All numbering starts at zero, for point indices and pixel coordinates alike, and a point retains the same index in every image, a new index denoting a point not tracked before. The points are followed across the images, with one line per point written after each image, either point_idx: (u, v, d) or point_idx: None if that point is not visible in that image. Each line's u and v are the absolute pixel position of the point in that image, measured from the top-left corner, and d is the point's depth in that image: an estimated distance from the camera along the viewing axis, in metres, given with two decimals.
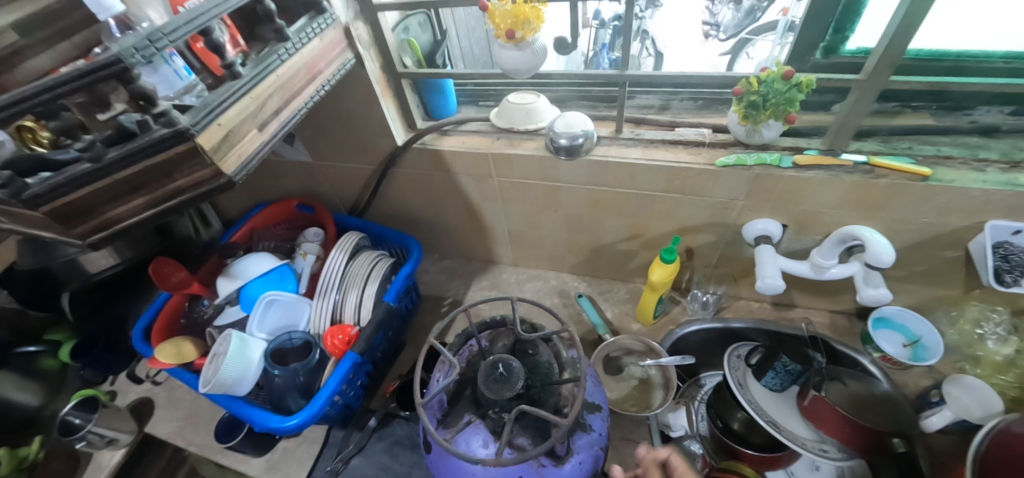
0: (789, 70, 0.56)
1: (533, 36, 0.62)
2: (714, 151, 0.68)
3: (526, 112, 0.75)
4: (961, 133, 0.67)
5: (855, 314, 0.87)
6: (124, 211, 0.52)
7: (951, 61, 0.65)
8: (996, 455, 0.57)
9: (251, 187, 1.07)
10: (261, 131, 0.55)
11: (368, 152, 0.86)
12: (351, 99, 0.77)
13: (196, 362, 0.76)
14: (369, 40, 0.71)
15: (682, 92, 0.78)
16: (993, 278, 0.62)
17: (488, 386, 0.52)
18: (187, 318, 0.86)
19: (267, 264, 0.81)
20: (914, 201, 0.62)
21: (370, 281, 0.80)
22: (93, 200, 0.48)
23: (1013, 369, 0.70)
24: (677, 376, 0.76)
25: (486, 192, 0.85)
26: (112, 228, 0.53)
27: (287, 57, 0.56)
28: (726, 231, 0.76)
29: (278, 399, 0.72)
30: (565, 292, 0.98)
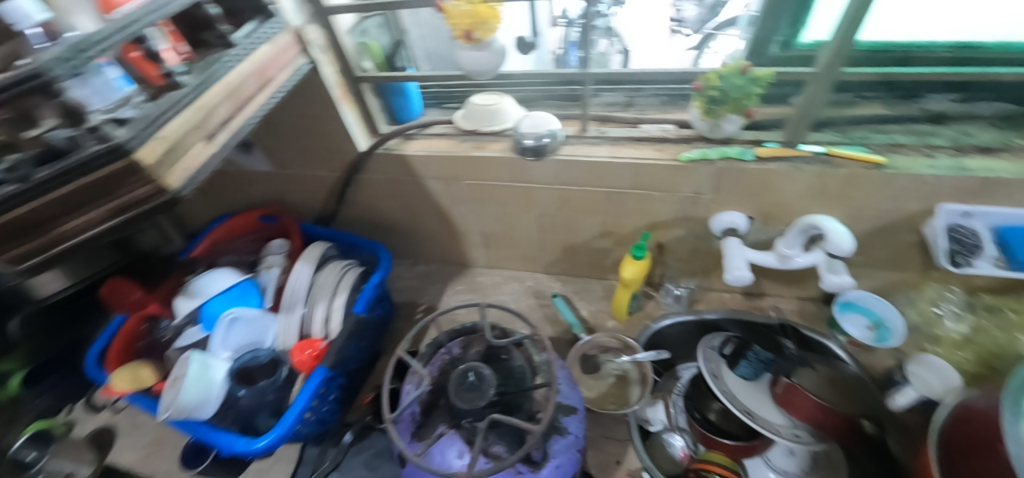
0: (744, 66, 0.57)
1: (491, 37, 0.61)
2: (679, 146, 0.69)
3: (491, 113, 0.74)
4: (912, 121, 0.70)
5: (822, 299, 0.89)
6: (62, 233, 0.46)
7: (900, 52, 0.67)
8: (958, 430, 0.58)
9: (211, 199, 1.03)
10: (208, 142, 0.52)
11: (331, 159, 0.84)
12: (309, 105, 0.74)
13: (154, 387, 0.72)
14: (324, 44, 0.69)
15: (646, 88, 0.79)
16: (946, 260, 0.64)
17: (461, 396, 0.51)
18: (145, 339, 0.80)
19: (229, 279, 0.78)
20: (870, 188, 0.64)
21: (339, 292, 0.77)
22: (35, 217, 0.43)
23: (969, 345, 0.73)
24: (653, 371, 0.76)
25: (455, 195, 0.84)
26: (52, 250, 0.47)
27: (234, 64, 0.54)
28: (694, 225, 0.77)
29: (246, 420, 0.69)
30: (541, 292, 0.97)
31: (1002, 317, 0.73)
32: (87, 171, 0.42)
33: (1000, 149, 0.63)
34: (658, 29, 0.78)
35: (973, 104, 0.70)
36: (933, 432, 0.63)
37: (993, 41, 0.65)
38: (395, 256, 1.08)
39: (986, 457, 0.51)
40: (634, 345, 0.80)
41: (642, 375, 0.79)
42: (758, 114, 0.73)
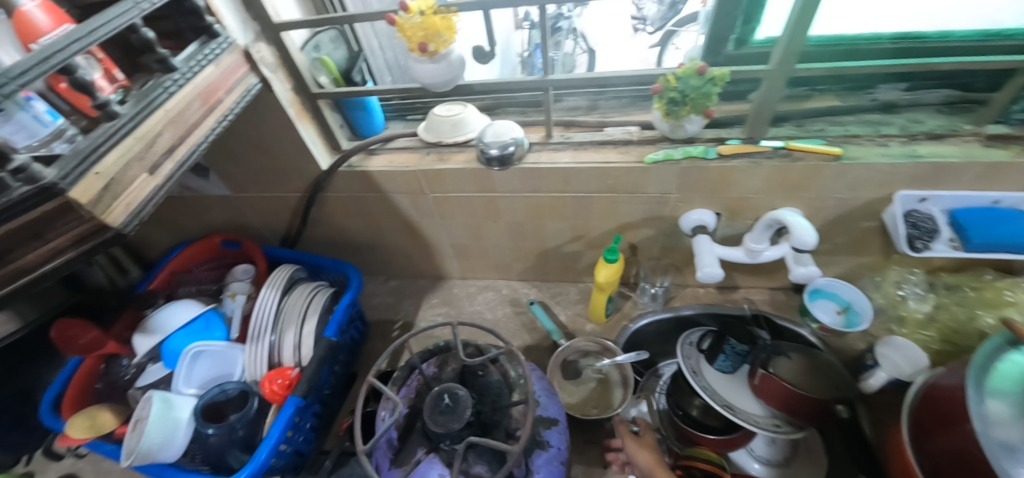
0: (702, 66, 0.57)
1: (446, 48, 0.60)
2: (643, 148, 0.69)
3: (453, 124, 0.74)
4: (864, 111, 0.72)
5: (792, 288, 0.91)
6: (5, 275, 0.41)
7: (848, 45, 0.70)
8: (925, 406, 0.59)
9: (169, 226, 0.98)
10: (151, 174, 0.49)
11: (293, 179, 0.81)
12: (265, 125, 0.71)
13: (117, 431, 0.67)
14: (275, 62, 0.67)
15: (607, 91, 0.79)
16: (905, 245, 0.66)
17: (434, 420, 0.49)
18: (102, 380, 0.76)
19: (190, 312, 0.74)
20: (828, 179, 0.65)
21: (308, 316, 0.75)
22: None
23: (933, 324, 0.75)
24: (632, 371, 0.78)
25: (422, 209, 0.82)
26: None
27: (176, 89, 0.50)
28: (663, 224, 0.78)
29: (216, 459, 0.66)
30: (516, 300, 0.96)
31: (960, 294, 0.76)
32: (16, 215, 0.37)
33: (948, 134, 0.66)
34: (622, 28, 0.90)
35: (919, 93, 0.73)
36: (905, 410, 0.64)
37: (932, 31, 0.67)
38: (368, 272, 1.06)
39: (952, 436, 0.52)
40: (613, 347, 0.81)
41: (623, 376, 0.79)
42: (717, 112, 0.74)
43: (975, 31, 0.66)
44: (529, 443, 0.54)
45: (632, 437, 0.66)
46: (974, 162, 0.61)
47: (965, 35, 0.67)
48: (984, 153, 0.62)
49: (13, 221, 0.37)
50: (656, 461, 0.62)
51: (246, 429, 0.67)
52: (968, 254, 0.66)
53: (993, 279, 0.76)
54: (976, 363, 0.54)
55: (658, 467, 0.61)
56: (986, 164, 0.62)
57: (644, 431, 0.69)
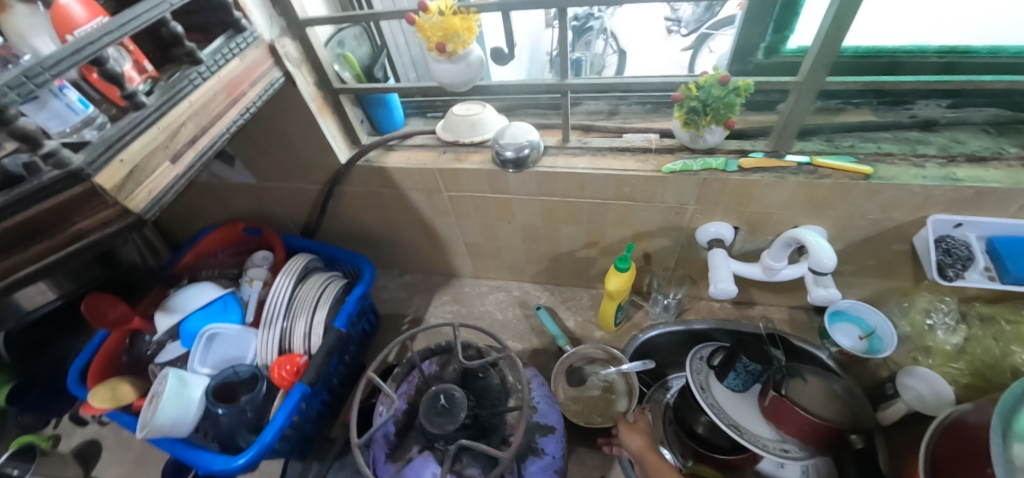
0: (724, 76, 0.55)
1: (465, 49, 0.60)
2: (661, 157, 0.67)
3: (471, 124, 0.73)
4: (901, 128, 0.68)
5: (813, 308, 0.88)
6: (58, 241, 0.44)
7: (888, 58, 0.66)
8: (951, 445, 0.56)
9: (195, 211, 1.02)
10: (173, 163, 0.51)
11: (312, 171, 0.83)
12: (287, 118, 0.73)
13: (135, 403, 0.71)
14: (299, 57, 0.68)
15: (630, 96, 0.77)
16: (936, 272, 0.62)
17: (430, 420, 0.49)
18: (128, 354, 0.80)
19: (210, 294, 0.77)
20: (857, 200, 0.62)
21: (319, 306, 0.76)
22: (35, 223, 0.42)
23: (963, 357, 0.72)
24: (637, 381, 0.76)
25: (437, 207, 0.83)
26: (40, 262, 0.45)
27: (201, 81, 0.52)
28: (680, 235, 0.76)
29: (226, 439, 0.68)
30: (526, 302, 0.96)
31: (995, 327, 0.71)
32: (47, 195, 0.40)
33: (991, 158, 0.62)
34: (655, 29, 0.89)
35: (964, 111, 0.69)
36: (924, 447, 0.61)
37: (982, 45, 0.64)
38: (382, 265, 1.07)
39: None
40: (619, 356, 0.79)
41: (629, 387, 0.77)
42: (743, 123, 0.71)
43: None
44: (523, 448, 0.55)
45: (623, 422, 0.66)
46: (1019, 189, 0.57)
47: (1017, 51, 0.63)
48: None
49: (42, 204, 0.40)
50: (645, 446, 0.62)
51: (254, 412, 0.69)
52: (1006, 286, 0.62)
53: None
54: (1005, 405, 0.50)
55: (647, 452, 0.61)
56: None
57: (638, 417, 0.69)
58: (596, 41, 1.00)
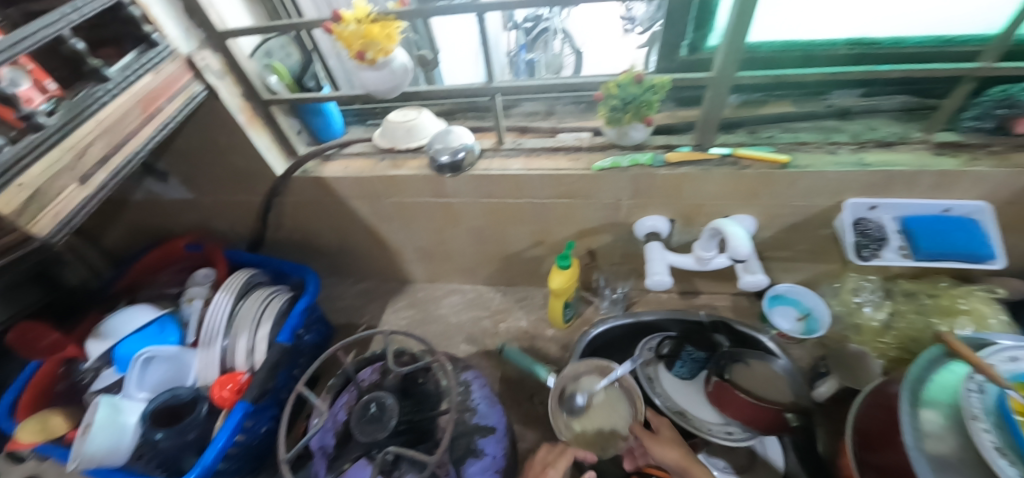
0: (639, 74, 0.57)
1: (387, 57, 0.60)
2: (593, 155, 0.68)
3: (407, 130, 0.73)
4: (819, 118, 0.71)
5: (755, 294, 0.91)
6: None
7: (802, 51, 0.69)
8: (874, 415, 0.59)
9: (135, 230, 0.98)
10: (82, 184, 0.49)
11: (251, 185, 0.81)
12: (216, 131, 0.71)
13: (67, 435, 0.69)
14: (222, 68, 0.67)
15: (564, 96, 0.79)
16: (852, 252, 0.65)
17: (361, 429, 0.49)
18: (63, 382, 0.75)
19: (145, 316, 0.75)
20: (779, 188, 0.65)
21: (262, 321, 0.75)
22: None
23: (890, 332, 0.75)
24: (632, 385, 0.71)
25: (381, 213, 0.82)
26: None
27: (110, 99, 0.50)
28: (621, 230, 0.77)
29: (170, 464, 0.66)
30: (481, 304, 0.97)
31: (918, 302, 0.76)
32: None
33: (898, 142, 0.65)
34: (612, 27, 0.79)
35: (877, 99, 0.72)
36: (852, 420, 0.64)
37: (886, 37, 0.67)
38: (336, 275, 1.06)
39: (891, 450, 0.52)
40: (604, 363, 0.73)
41: (628, 393, 0.71)
42: (671, 118, 0.73)
43: (930, 37, 0.66)
44: (461, 451, 0.55)
45: (648, 436, 0.62)
46: (923, 170, 0.61)
47: (918, 42, 0.66)
48: (933, 161, 0.62)
49: None
50: (685, 456, 0.59)
51: (195, 433, 0.67)
52: (919, 263, 0.64)
53: (949, 287, 0.76)
54: (914, 375, 0.55)
55: (688, 462, 0.58)
56: (935, 173, 0.61)
57: (659, 424, 0.65)
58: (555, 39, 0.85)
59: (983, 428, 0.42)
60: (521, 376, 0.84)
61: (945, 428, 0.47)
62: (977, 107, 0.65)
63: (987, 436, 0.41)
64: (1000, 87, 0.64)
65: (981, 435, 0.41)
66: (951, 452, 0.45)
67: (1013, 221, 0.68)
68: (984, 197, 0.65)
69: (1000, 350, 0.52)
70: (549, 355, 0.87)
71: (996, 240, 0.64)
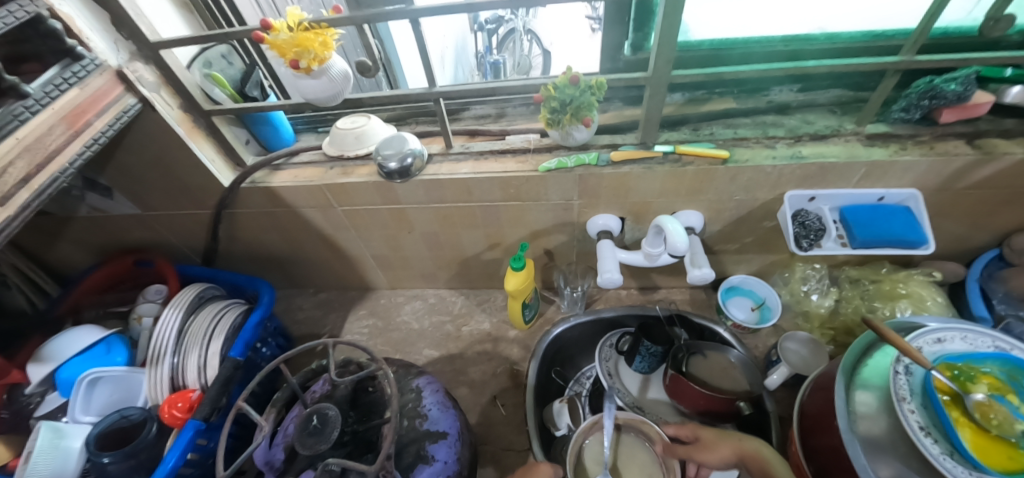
0: (575, 76, 0.58)
1: (324, 64, 0.59)
2: (539, 156, 0.69)
3: (356, 137, 0.72)
4: (758, 113, 0.74)
5: (711, 286, 0.93)
6: None
7: (739, 48, 0.70)
8: (817, 401, 0.60)
9: (83, 249, 0.95)
10: (1, 205, 0.47)
11: (199, 198, 0.79)
12: (154, 143, 0.69)
13: (11, 463, 0.66)
14: (157, 80, 0.65)
15: (513, 99, 0.80)
16: (793, 243, 0.67)
17: (301, 442, 0.48)
18: (5, 410, 0.69)
19: (90, 338, 0.73)
20: (720, 183, 0.67)
21: (214, 336, 0.74)
22: None
23: (838, 318, 0.79)
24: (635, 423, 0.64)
25: (335, 222, 0.81)
26: None
27: (31, 116, 0.48)
28: (573, 229, 0.78)
29: None
30: (442, 308, 0.97)
31: (862, 287, 0.80)
32: None
33: (831, 135, 0.67)
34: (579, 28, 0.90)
35: (814, 93, 0.75)
36: (799, 406, 0.65)
37: (821, 32, 0.69)
38: (296, 285, 1.05)
39: (828, 433, 0.54)
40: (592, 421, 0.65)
41: (635, 428, 0.64)
42: (617, 118, 0.75)
43: (860, 33, 0.69)
44: (411, 458, 0.55)
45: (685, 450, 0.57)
46: (853, 161, 0.63)
47: (849, 37, 0.69)
48: (864, 152, 0.64)
49: None
50: (744, 452, 0.54)
51: (146, 454, 0.65)
52: (856, 251, 0.65)
53: (890, 272, 0.79)
54: (850, 359, 0.57)
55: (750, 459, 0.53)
56: (866, 163, 0.63)
57: (694, 431, 0.59)
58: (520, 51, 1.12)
59: (910, 410, 0.46)
60: (483, 378, 0.84)
61: (878, 409, 0.49)
62: (904, 100, 0.67)
63: (913, 417, 0.45)
64: (924, 79, 0.67)
65: (908, 417, 0.45)
66: (883, 434, 0.48)
67: (943, 206, 0.72)
68: (913, 185, 0.68)
69: (925, 332, 0.53)
70: (511, 357, 0.87)
71: (927, 226, 0.66)
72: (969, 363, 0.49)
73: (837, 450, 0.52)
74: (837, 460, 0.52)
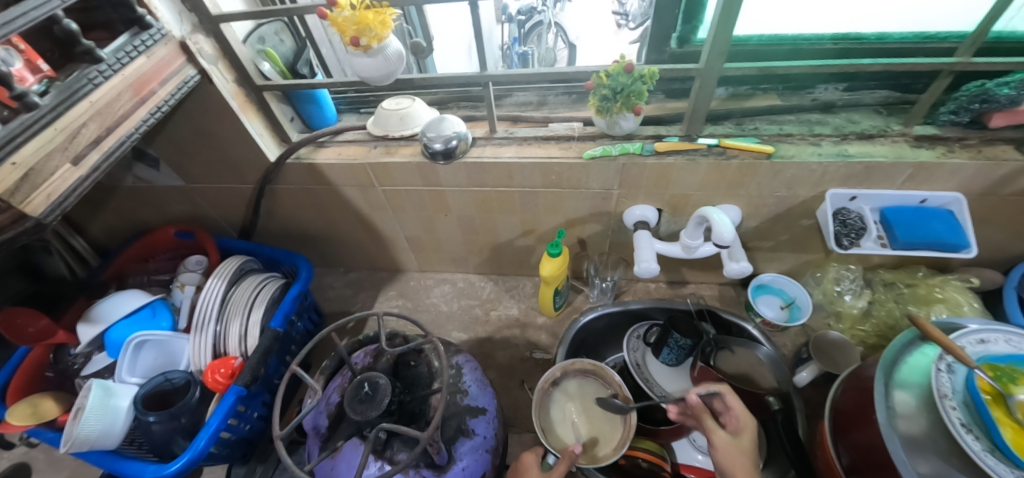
0: (629, 64, 0.58)
1: (381, 43, 0.60)
2: (583, 144, 0.69)
3: (401, 118, 0.73)
4: (803, 110, 0.74)
5: (740, 284, 0.94)
6: None
7: (788, 45, 0.70)
8: (851, 398, 0.60)
9: (123, 219, 0.97)
10: (74, 165, 0.48)
11: (243, 172, 0.81)
12: (206, 116, 0.71)
13: (59, 419, 0.68)
14: (215, 53, 0.66)
15: (556, 87, 0.80)
16: (833, 241, 0.67)
17: (354, 408, 0.49)
18: (51, 369, 0.74)
19: (136, 302, 0.75)
20: (763, 179, 0.67)
21: (255, 306, 0.76)
22: None
23: (870, 320, 0.80)
24: (566, 368, 0.72)
25: (374, 202, 0.83)
26: None
27: (103, 80, 0.49)
28: (610, 219, 0.79)
29: (162, 446, 0.67)
30: (470, 293, 0.98)
31: (896, 291, 0.80)
32: None
33: (878, 135, 0.67)
34: (609, 24, 0.92)
35: (858, 93, 0.75)
36: (831, 403, 0.66)
37: (869, 32, 0.69)
38: (327, 264, 1.07)
39: (863, 430, 0.55)
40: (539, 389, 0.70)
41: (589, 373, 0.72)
42: (660, 110, 0.75)
43: (911, 33, 0.69)
44: (452, 431, 0.57)
45: (719, 430, 0.55)
46: (900, 162, 0.63)
47: (899, 38, 0.69)
48: (911, 153, 0.64)
49: None
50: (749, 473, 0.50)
51: (188, 417, 0.67)
52: (896, 252, 0.66)
53: (926, 277, 0.79)
54: (888, 356, 0.57)
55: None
56: (912, 164, 0.63)
57: (739, 414, 0.57)
58: (549, 35, 1.11)
59: (952, 407, 0.46)
60: (510, 363, 0.86)
61: (917, 409, 0.50)
62: (953, 102, 0.67)
63: (955, 414, 0.45)
64: (975, 83, 0.66)
65: (950, 414, 0.45)
66: (922, 432, 0.48)
67: (985, 212, 0.71)
68: (958, 189, 0.68)
69: (968, 333, 0.53)
70: (539, 343, 0.88)
71: (970, 230, 0.66)
72: (1012, 365, 0.49)
73: (872, 446, 0.53)
74: (872, 456, 0.53)
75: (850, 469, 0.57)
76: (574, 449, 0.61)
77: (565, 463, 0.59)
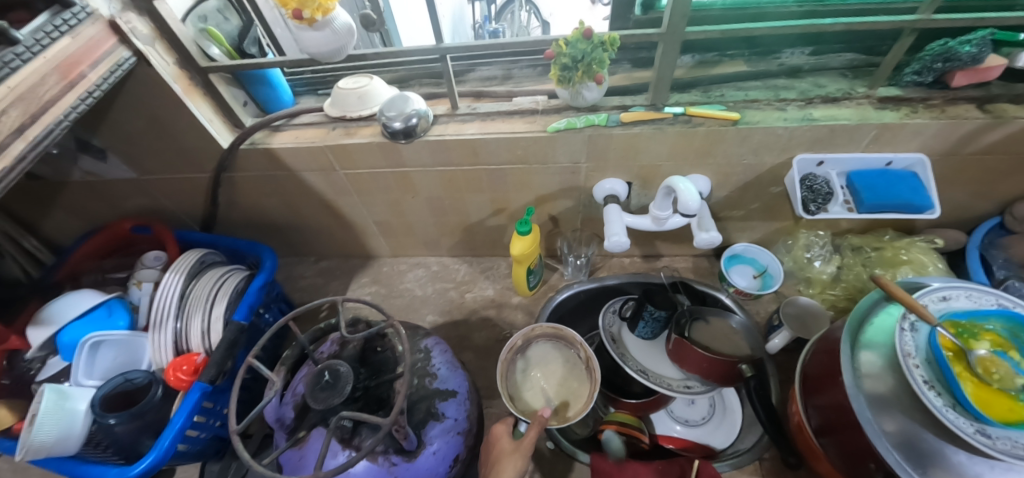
0: (587, 29, 0.56)
1: (327, 14, 0.57)
2: (548, 117, 0.67)
3: (359, 97, 0.70)
4: (770, 76, 0.73)
5: (713, 254, 0.94)
6: None
7: (753, 9, 0.69)
8: (817, 362, 0.61)
9: (76, 216, 0.93)
10: None
11: (197, 160, 0.77)
12: (149, 102, 0.67)
13: (15, 426, 0.65)
14: (151, 33, 0.61)
15: (520, 60, 0.78)
16: (801, 207, 0.67)
17: (314, 396, 0.47)
18: (6, 376, 0.69)
19: (91, 301, 0.72)
20: (730, 146, 0.66)
21: (217, 300, 0.73)
22: None
23: (839, 284, 0.81)
24: (526, 335, 0.73)
25: (337, 186, 0.80)
26: None
27: (21, 63, 0.44)
28: (580, 194, 0.78)
29: (127, 447, 0.65)
30: (445, 275, 0.97)
31: (864, 255, 0.81)
32: None
33: (843, 98, 0.67)
34: None
35: (825, 56, 0.74)
36: (800, 368, 0.67)
37: None
38: (297, 253, 1.04)
39: (829, 391, 0.56)
40: (503, 359, 0.71)
41: (551, 336, 0.74)
42: (626, 80, 0.73)
43: None
44: (422, 415, 0.56)
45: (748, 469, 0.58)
46: (866, 124, 0.62)
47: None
48: (876, 115, 0.64)
49: None
50: None
51: (152, 415, 0.65)
52: (862, 215, 0.66)
53: (893, 240, 0.80)
54: (856, 316, 0.56)
55: None
56: (877, 125, 0.63)
57: None
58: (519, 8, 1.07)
59: (916, 365, 0.45)
60: (487, 344, 0.85)
61: (883, 368, 0.49)
62: (917, 63, 0.66)
63: (918, 372, 0.45)
64: (939, 41, 0.65)
65: (913, 372, 0.45)
66: (887, 391, 0.48)
67: (949, 172, 0.72)
68: (922, 150, 0.68)
69: (931, 291, 0.52)
70: (515, 322, 0.88)
71: (933, 190, 0.66)
72: (973, 321, 0.48)
73: (836, 404, 0.54)
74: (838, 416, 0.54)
75: (819, 429, 0.58)
76: (544, 412, 0.60)
77: (536, 427, 0.58)
